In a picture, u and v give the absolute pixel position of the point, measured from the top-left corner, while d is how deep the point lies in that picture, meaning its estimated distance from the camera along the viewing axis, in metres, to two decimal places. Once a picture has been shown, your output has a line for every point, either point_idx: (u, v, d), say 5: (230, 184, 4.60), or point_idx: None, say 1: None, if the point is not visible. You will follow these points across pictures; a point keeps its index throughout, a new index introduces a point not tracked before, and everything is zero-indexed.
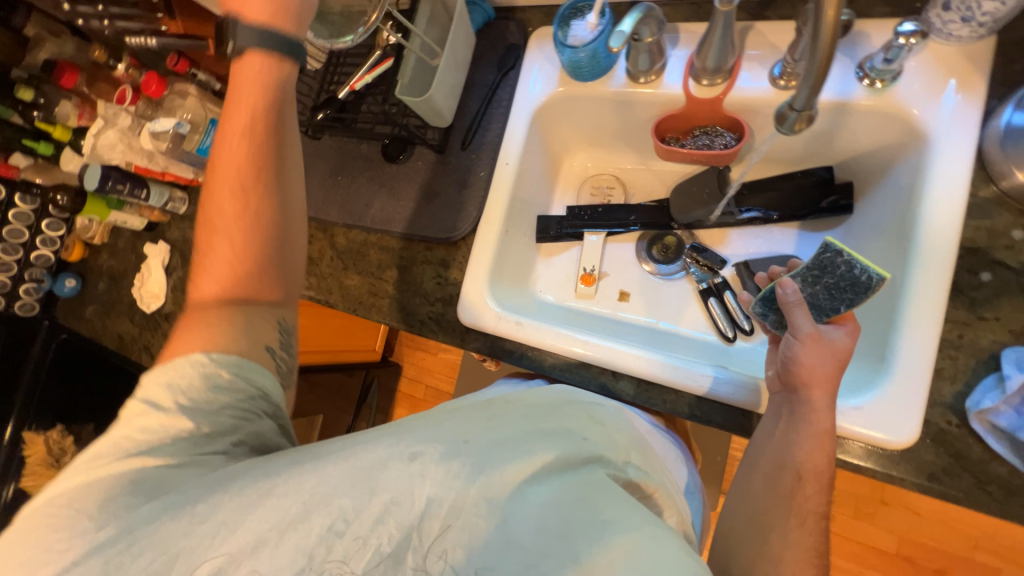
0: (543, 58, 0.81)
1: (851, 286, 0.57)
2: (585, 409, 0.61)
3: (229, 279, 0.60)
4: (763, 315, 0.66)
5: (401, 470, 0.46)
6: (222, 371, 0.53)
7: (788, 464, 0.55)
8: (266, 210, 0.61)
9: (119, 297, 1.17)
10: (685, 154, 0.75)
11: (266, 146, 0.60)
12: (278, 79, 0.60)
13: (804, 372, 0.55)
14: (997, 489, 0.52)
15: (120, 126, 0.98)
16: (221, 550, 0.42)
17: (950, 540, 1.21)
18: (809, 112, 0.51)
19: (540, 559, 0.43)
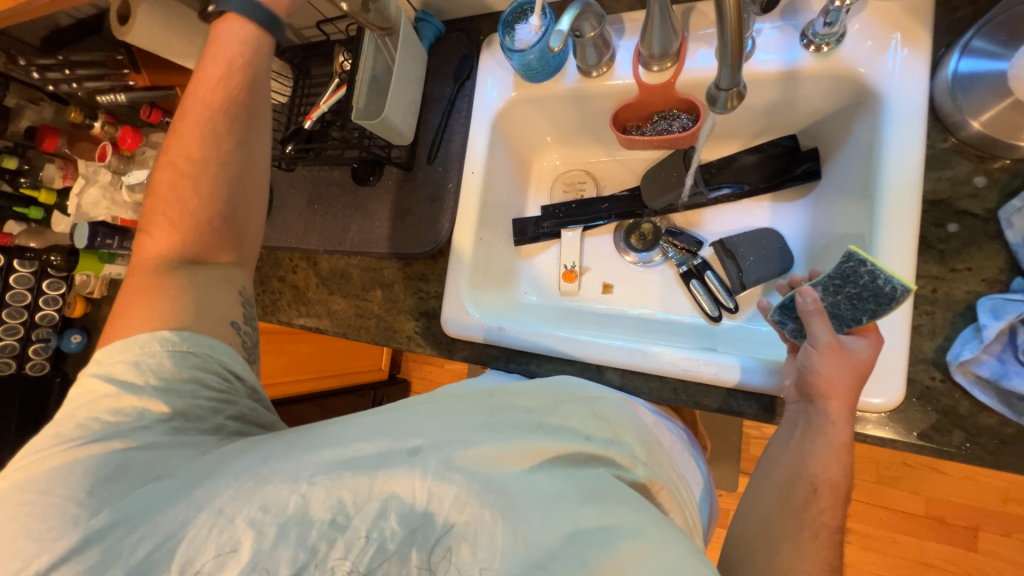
0: (496, 64, 0.82)
1: (874, 296, 0.52)
2: (588, 405, 0.58)
3: (183, 230, 0.60)
4: (781, 323, 0.62)
5: (403, 465, 0.47)
6: (193, 351, 0.55)
7: (803, 475, 0.52)
8: (226, 173, 0.63)
9: None
10: (646, 141, 0.75)
11: (235, 107, 0.63)
12: (252, 45, 0.64)
13: (821, 384, 0.52)
14: (989, 440, 0.51)
15: (101, 182, 1.01)
16: (220, 537, 0.44)
17: (979, 495, 1.19)
18: (737, 89, 0.52)
19: (548, 560, 0.41)
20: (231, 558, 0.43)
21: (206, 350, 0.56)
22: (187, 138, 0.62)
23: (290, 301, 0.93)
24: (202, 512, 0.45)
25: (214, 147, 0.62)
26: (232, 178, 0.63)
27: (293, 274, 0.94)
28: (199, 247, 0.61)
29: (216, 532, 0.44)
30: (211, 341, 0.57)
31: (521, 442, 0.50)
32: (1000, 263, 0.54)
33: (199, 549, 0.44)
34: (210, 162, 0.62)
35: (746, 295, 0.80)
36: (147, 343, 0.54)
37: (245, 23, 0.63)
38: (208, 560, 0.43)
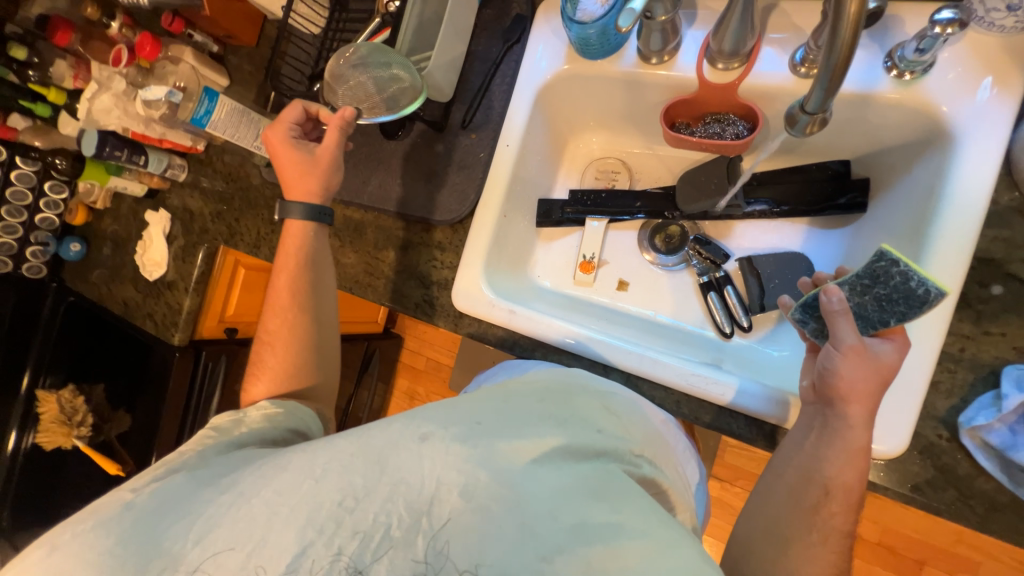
0: (550, 32, 0.76)
1: (905, 299, 0.51)
2: (599, 399, 0.59)
3: (274, 377, 0.70)
4: (802, 321, 0.60)
5: (412, 452, 0.49)
6: (277, 410, 0.65)
7: (816, 476, 0.52)
8: (305, 326, 0.73)
9: (124, 262, 1.19)
10: (694, 142, 0.71)
11: (304, 276, 0.74)
12: (314, 238, 0.75)
13: (842, 387, 0.51)
14: (980, 503, 0.52)
15: (114, 91, 0.95)
16: (237, 516, 0.47)
17: (935, 534, 1.23)
18: (822, 114, 0.50)
19: (553, 553, 0.43)
20: (242, 534, 0.46)
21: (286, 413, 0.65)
22: (272, 311, 0.73)
23: None
24: (226, 494, 0.49)
25: (294, 310, 0.73)
26: (308, 334, 0.73)
27: None
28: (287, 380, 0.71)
29: (232, 513, 0.47)
30: (294, 403, 0.67)
31: (533, 433, 0.51)
32: None
33: (213, 528, 0.47)
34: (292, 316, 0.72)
35: (762, 316, 0.78)
36: (241, 416, 0.63)
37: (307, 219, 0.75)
38: (219, 537, 0.46)
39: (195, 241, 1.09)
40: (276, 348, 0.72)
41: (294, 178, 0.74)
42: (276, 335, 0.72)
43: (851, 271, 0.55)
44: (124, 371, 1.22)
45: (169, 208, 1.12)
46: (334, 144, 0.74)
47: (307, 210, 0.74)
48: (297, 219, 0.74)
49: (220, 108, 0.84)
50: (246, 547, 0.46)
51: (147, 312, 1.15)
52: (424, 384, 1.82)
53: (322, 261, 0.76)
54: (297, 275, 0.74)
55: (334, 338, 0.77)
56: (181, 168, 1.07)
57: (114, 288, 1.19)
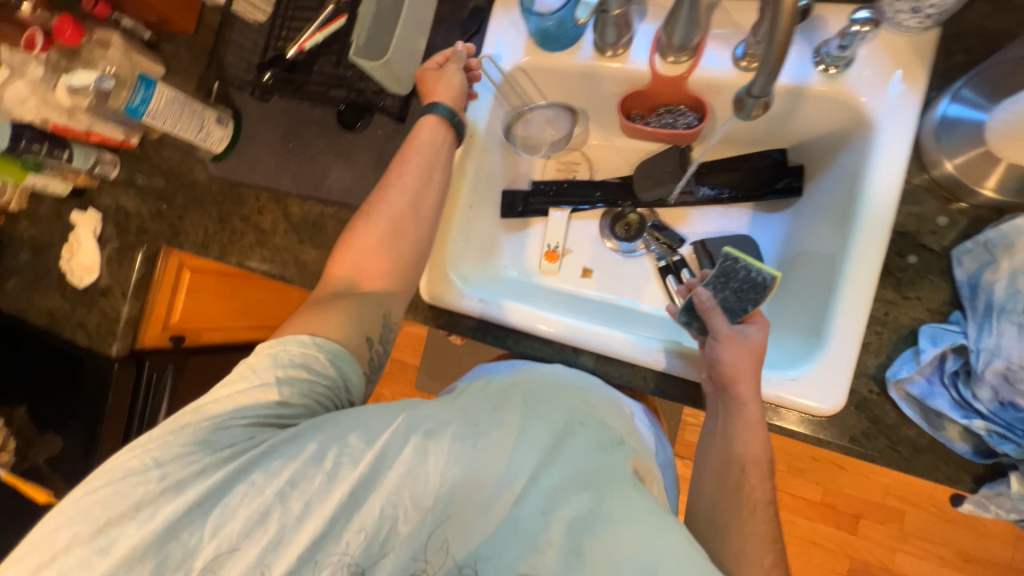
0: (509, 24, 0.77)
1: (752, 287, 0.63)
2: (576, 393, 0.60)
3: (365, 258, 0.67)
4: (687, 323, 0.67)
5: (415, 447, 0.50)
6: (320, 355, 0.57)
7: (733, 457, 0.58)
8: (407, 216, 0.69)
9: (45, 269, 1.08)
10: (648, 132, 0.76)
11: (425, 168, 0.70)
12: (440, 141, 0.72)
13: (728, 370, 0.60)
14: (906, 448, 0.59)
15: (30, 78, 0.84)
16: (256, 503, 0.48)
17: (866, 490, 1.36)
18: (765, 99, 0.55)
19: (544, 543, 0.47)
20: (258, 529, 0.47)
21: (325, 370, 0.57)
22: (383, 187, 0.70)
23: (251, 244, 0.91)
24: (236, 484, 0.49)
25: (405, 200, 0.69)
26: (396, 229, 0.68)
27: (259, 216, 0.92)
28: (336, 295, 0.64)
29: (249, 504, 0.48)
30: (336, 350, 0.58)
31: (521, 430, 0.52)
32: (945, 296, 0.60)
33: (228, 517, 0.47)
34: (400, 198, 0.69)
35: None
36: (248, 364, 0.54)
37: (445, 125, 0.73)
38: (234, 530, 0.47)
39: (133, 243, 1.02)
40: (373, 231, 0.67)
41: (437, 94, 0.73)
42: (376, 210, 0.68)
43: (711, 272, 0.66)
44: (46, 389, 1.09)
45: (99, 207, 1.04)
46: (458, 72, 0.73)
47: (444, 112, 0.72)
48: (432, 116, 0.72)
49: (158, 97, 0.80)
50: (263, 540, 0.47)
51: (77, 322, 1.05)
52: (388, 386, 1.80)
53: (445, 167, 0.73)
54: (420, 170, 0.70)
55: (417, 243, 0.69)
56: (112, 163, 1.01)
57: (36, 297, 1.08)
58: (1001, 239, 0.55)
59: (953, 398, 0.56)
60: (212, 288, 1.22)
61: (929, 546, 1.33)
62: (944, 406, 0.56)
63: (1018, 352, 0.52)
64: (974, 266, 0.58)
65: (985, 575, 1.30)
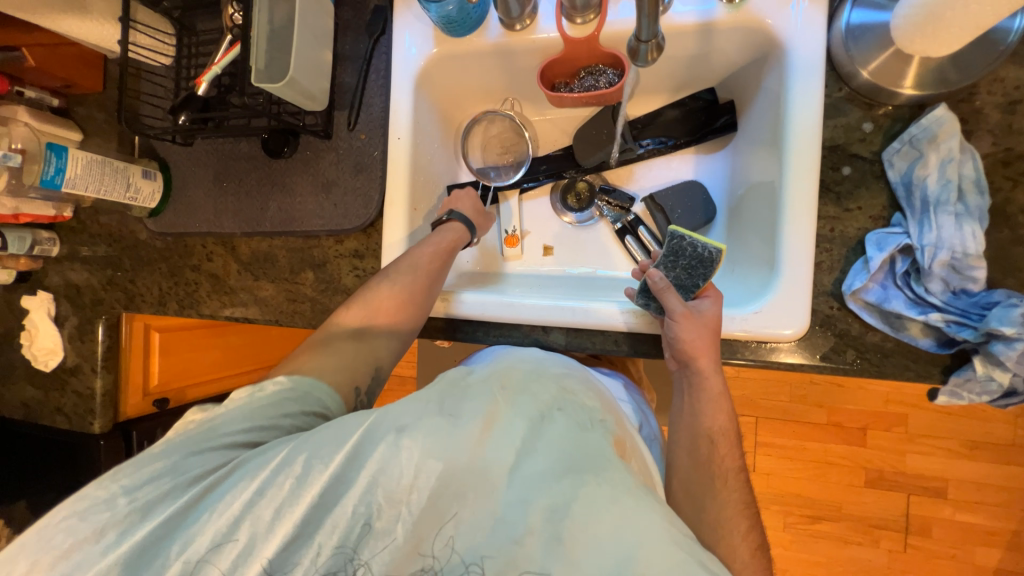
0: (412, 17, 0.75)
1: (699, 262, 0.65)
2: (556, 384, 0.60)
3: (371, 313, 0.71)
4: (646, 305, 0.69)
5: (388, 443, 0.49)
6: (293, 392, 0.59)
7: (701, 433, 0.63)
8: (414, 297, 0.71)
9: (9, 361, 1.06)
10: (575, 97, 0.74)
11: (442, 259, 0.75)
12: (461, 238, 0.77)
13: (688, 348, 0.62)
14: (873, 355, 0.60)
15: None
16: (224, 517, 0.47)
17: (869, 401, 1.39)
18: (656, 40, 0.55)
19: (523, 535, 0.46)
20: (228, 540, 0.47)
21: (305, 392, 0.59)
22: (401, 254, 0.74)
23: (209, 292, 0.90)
24: (209, 501, 0.48)
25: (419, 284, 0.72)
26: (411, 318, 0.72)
27: (210, 261, 0.90)
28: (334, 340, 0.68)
29: (223, 513, 0.47)
30: (310, 382, 0.61)
31: (500, 418, 0.53)
32: (884, 201, 0.60)
33: (199, 531, 0.47)
34: (418, 284, 0.72)
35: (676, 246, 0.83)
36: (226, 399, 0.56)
37: (452, 221, 0.78)
38: (203, 544, 0.47)
39: (90, 315, 1.00)
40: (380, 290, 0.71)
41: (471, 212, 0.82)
42: (395, 276, 0.72)
43: (661, 252, 0.68)
44: (37, 479, 1.08)
45: (49, 287, 1.02)
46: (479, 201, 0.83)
47: (462, 219, 0.79)
48: (456, 225, 0.78)
49: (74, 164, 0.77)
50: (239, 546, 0.47)
51: (53, 407, 1.03)
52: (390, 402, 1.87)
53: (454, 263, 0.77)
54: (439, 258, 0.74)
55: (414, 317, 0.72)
56: (50, 240, 0.98)
57: (9, 390, 1.06)
58: (924, 133, 0.57)
59: (908, 297, 0.58)
60: (188, 344, 1.20)
61: (936, 442, 1.37)
62: (901, 307, 0.57)
63: (958, 241, 0.55)
64: (905, 165, 0.59)
65: (994, 458, 1.34)
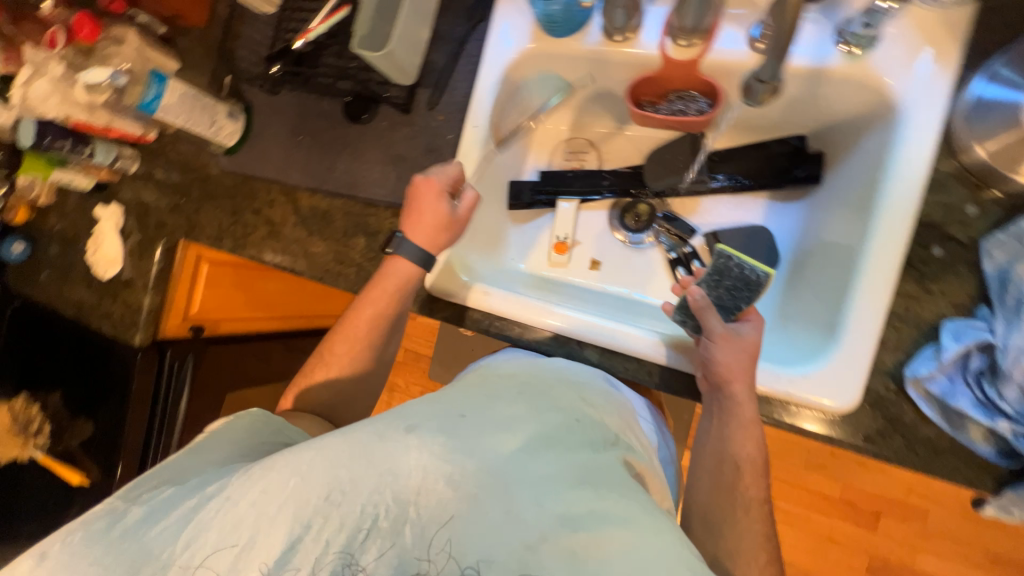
0: (515, 10, 0.76)
1: (744, 285, 0.63)
2: (576, 390, 0.65)
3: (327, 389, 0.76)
4: (682, 322, 0.67)
5: (397, 441, 0.53)
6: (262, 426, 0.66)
7: (727, 456, 0.61)
8: (370, 353, 0.76)
9: (73, 262, 1.14)
10: (660, 119, 0.71)
11: (389, 314, 0.74)
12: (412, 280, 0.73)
13: (723, 370, 0.60)
14: (924, 449, 0.56)
15: (51, 76, 0.87)
16: (227, 516, 0.49)
17: (890, 487, 1.32)
18: (775, 83, 0.52)
19: (537, 542, 0.47)
20: (232, 534, 0.49)
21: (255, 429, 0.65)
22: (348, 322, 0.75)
23: (263, 237, 0.92)
24: (212, 500, 0.51)
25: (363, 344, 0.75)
26: (373, 362, 0.78)
27: (270, 208, 0.93)
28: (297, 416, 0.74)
29: (217, 514, 0.50)
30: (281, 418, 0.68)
31: (514, 424, 0.57)
32: (971, 290, 0.57)
33: (200, 531, 0.49)
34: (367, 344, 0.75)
35: None
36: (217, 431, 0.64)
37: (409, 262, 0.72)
38: (207, 542, 0.49)
39: (152, 236, 1.05)
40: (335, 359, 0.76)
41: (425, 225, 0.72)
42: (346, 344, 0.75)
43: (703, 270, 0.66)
44: (76, 376, 1.16)
45: (120, 200, 1.08)
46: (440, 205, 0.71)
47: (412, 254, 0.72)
48: (405, 263, 0.72)
49: (171, 93, 0.81)
50: (238, 546, 0.48)
51: (102, 313, 1.10)
52: (402, 376, 1.91)
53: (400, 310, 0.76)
54: (381, 312, 0.74)
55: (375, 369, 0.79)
56: (131, 158, 1.05)
57: (67, 288, 1.14)
58: None
59: (976, 397, 0.53)
60: (230, 281, 1.24)
61: (953, 546, 1.29)
62: (967, 406, 0.53)
63: None
64: (1004, 258, 0.54)
65: None
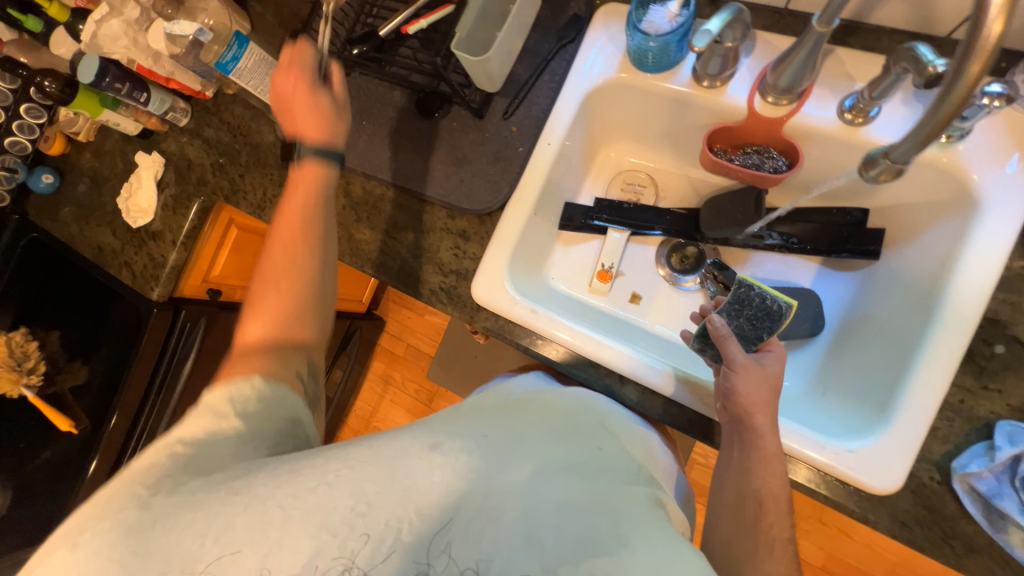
0: (608, 37, 0.76)
1: (767, 315, 0.63)
2: (597, 417, 0.68)
3: (278, 317, 0.63)
4: (701, 350, 0.66)
5: (422, 459, 0.53)
6: (247, 395, 0.55)
7: (749, 492, 0.58)
8: (313, 267, 0.66)
9: (101, 204, 1.11)
10: (731, 169, 0.74)
11: (319, 211, 0.68)
12: (326, 181, 0.69)
13: (744, 402, 0.59)
14: (960, 544, 0.56)
15: (126, 17, 0.86)
16: (252, 516, 0.46)
17: (873, 563, 1.31)
18: (902, 164, 0.53)
19: (558, 566, 0.48)
20: (258, 534, 0.45)
21: (278, 401, 0.57)
22: (282, 236, 0.65)
23: None
24: (238, 495, 0.47)
25: (300, 255, 0.65)
26: (326, 266, 0.68)
27: None
28: (258, 351, 0.60)
29: (243, 513, 0.46)
30: (286, 389, 0.59)
31: (537, 451, 0.58)
32: None
33: (228, 529, 0.45)
34: (304, 254, 0.65)
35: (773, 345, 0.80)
36: (232, 391, 0.55)
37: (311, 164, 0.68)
38: (236, 539, 0.45)
39: (190, 192, 1.03)
40: (279, 286, 0.64)
41: (303, 120, 0.69)
42: (284, 262, 0.65)
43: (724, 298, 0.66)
44: (82, 320, 1.12)
45: (163, 151, 1.06)
46: (311, 83, 0.69)
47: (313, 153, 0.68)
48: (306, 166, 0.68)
49: (248, 57, 0.78)
50: (264, 549, 0.45)
51: (124, 261, 1.07)
52: (400, 370, 1.89)
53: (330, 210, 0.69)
54: (308, 213, 0.67)
55: (328, 285, 0.68)
56: (183, 112, 1.02)
57: (90, 230, 1.11)
58: None
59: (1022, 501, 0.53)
60: (256, 249, 1.23)
61: None
62: (1012, 509, 0.52)
63: None
64: None
65: None
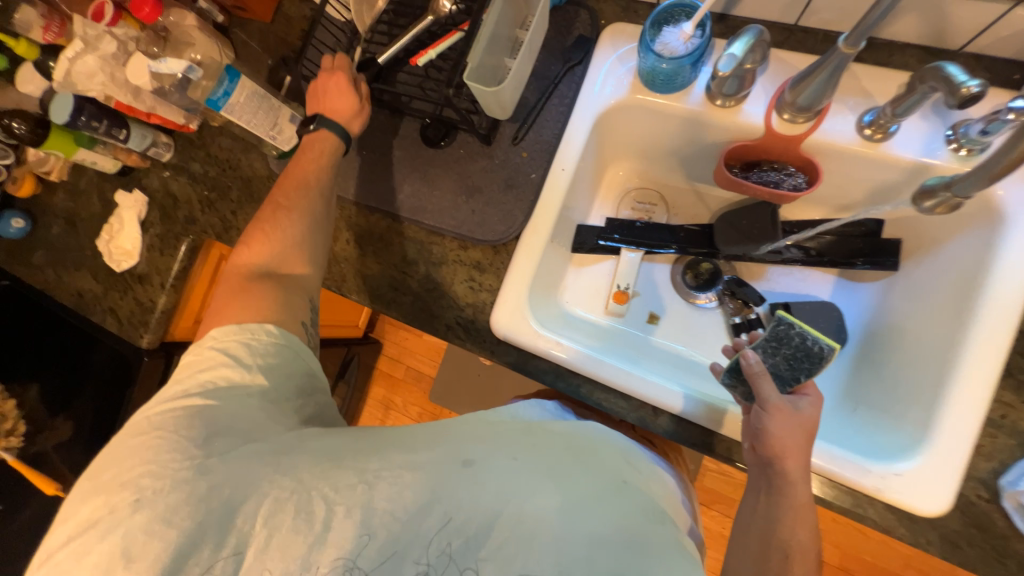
0: (617, 59, 0.74)
1: (806, 356, 0.60)
2: (621, 451, 0.62)
3: (274, 248, 0.69)
4: (731, 386, 0.64)
5: (457, 473, 0.54)
6: (259, 338, 0.61)
7: (773, 542, 0.54)
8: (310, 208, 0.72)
9: (78, 246, 1.04)
10: (749, 187, 0.72)
11: (325, 171, 0.74)
12: (326, 152, 0.74)
13: (777, 444, 0.56)
14: (1013, 562, 0.56)
15: (102, 52, 0.80)
16: (295, 505, 0.51)
17: (889, 558, 1.32)
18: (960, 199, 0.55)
19: None
20: (300, 530, 0.51)
21: (293, 355, 0.63)
22: (290, 184, 0.72)
23: None
24: (283, 479, 0.52)
25: (299, 202, 0.72)
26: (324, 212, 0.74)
27: None
28: (253, 280, 0.67)
29: (284, 512, 0.51)
30: (298, 342, 0.64)
31: (567, 476, 0.55)
32: None
33: (272, 529, 0.51)
34: (310, 202, 0.72)
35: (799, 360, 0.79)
36: (250, 340, 0.61)
37: (326, 137, 0.75)
38: (283, 526, 0.51)
39: (178, 232, 0.97)
40: (280, 225, 0.70)
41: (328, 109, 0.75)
42: (290, 204, 0.71)
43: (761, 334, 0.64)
44: (63, 372, 1.05)
45: (145, 189, 1.00)
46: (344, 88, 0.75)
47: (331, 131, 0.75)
48: (318, 136, 0.74)
49: (240, 91, 0.74)
50: (310, 539, 0.50)
51: (107, 307, 1.00)
52: (400, 394, 1.83)
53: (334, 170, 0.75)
54: (313, 176, 0.73)
55: (324, 226, 0.73)
56: (166, 146, 0.96)
57: (68, 275, 1.03)
58: None
59: None
60: None
61: None
62: None
63: None
64: None
65: None
